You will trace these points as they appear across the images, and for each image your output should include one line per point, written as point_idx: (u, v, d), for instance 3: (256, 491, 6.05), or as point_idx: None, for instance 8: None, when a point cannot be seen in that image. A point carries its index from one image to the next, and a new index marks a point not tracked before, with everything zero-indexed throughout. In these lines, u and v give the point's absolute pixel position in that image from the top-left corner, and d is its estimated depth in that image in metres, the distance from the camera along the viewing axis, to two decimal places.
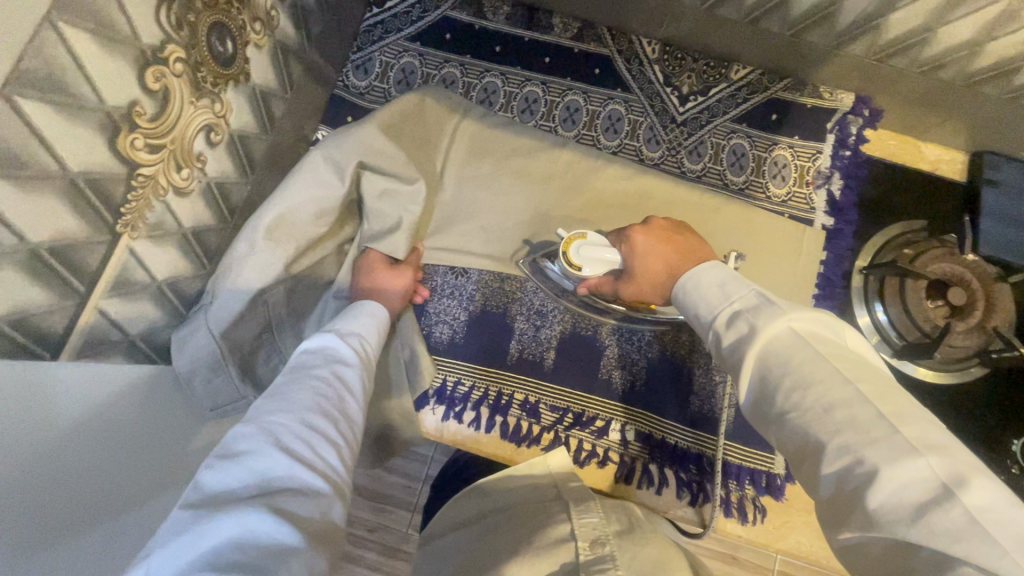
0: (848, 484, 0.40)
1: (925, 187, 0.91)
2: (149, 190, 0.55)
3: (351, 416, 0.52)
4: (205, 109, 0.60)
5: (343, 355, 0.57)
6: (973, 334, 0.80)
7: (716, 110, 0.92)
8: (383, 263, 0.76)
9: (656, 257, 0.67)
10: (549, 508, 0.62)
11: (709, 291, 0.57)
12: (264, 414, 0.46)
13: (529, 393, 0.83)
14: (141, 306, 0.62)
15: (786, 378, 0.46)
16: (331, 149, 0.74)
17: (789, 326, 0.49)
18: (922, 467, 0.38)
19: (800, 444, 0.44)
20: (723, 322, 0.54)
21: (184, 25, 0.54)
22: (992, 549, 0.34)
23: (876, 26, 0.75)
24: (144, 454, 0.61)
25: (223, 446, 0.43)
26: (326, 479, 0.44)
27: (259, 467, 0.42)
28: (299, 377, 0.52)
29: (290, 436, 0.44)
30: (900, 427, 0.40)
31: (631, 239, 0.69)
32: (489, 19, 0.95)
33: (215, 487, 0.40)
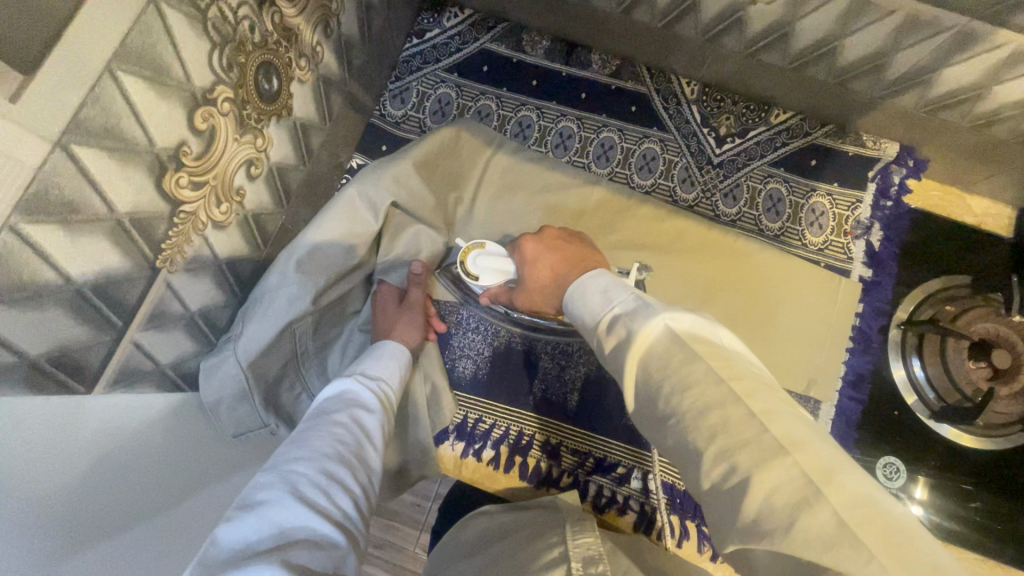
0: (726, 486, 0.36)
1: (971, 241, 0.88)
2: (189, 225, 0.56)
3: (368, 464, 0.51)
4: (248, 145, 0.60)
5: (362, 398, 0.58)
6: (1015, 401, 0.78)
7: (754, 153, 0.90)
8: (393, 300, 0.76)
9: (543, 264, 0.68)
10: (547, 534, 0.63)
11: (592, 299, 0.54)
12: (283, 463, 0.46)
13: (551, 435, 0.82)
14: (174, 336, 0.62)
15: (663, 382, 0.42)
16: (367, 185, 0.73)
17: (661, 326, 0.44)
18: (790, 467, 0.35)
19: (681, 449, 0.40)
20: (606, 326, 0.50)
21: (234, 66, 0.54)
22: (859, 553, 0.31)
23: (928, 80, 0.73)
24: (174, 481, 0.60)
25: (241, 496, 0.43)
26: (341, 530, 0.43)
27: (277, 518, 0.41)
28: (318, 424, 0.52)
29: (307, 485, 0.44)
30: (771, 427, 0.37)
31: (521, 248, 0.70)
32: (527, 52, 0.94)
33: (231, 537, 0.39)
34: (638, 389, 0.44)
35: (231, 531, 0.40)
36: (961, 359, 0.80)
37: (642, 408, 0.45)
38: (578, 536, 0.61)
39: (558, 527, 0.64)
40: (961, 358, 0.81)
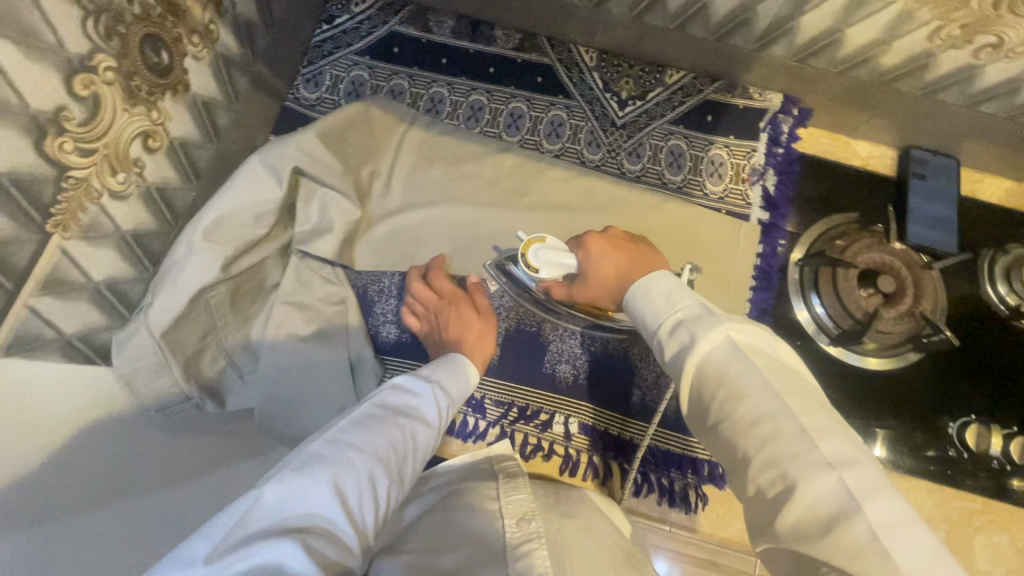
0: (770, 492, 0.42)
1: (859, 181, 0.94)
2: (81, 192, 0.58)
3: (405, 476, 0.54)
4: (140, 117, 0.63)
5: (425, 412, 0.61)
6: (903, 321, 0.84)
7: (654, 113, 0.96)
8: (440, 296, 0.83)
9: (607, 262, 0.72)
10: (477, 487, 0.67)
11: (654, 297, 0.56)
12: (343, 449, 0.50)
13: (475, 390, 0.85)
14: (76, 306, 0.63)
15: (718, 388, 0.47)
16: (270, 155, 0.75)
17: (723, 335, 0.49)
18: (832, 479, 0.40)
19: (730, 454, 0.46)
20: (667, 328, 0.53)
21: (114, 36, 0.57)
22: (890, 563, 0.36)
23: (790, 28, 0.79)
24: (100, 446, 0.62)
25: (299, 463, 0.47)
26: (359, 534, 0.46)
27: (313, 504, 0.45)
28: (382, 421, 0.56)
29: (352, 483, 0.47)
30: (819, 444, 0.42)
31: (588, 244, 0.73)
32: (435, 32, 0.99)
33: (270, 506, 0.43)
34: (696, 392, 0.49)
35: (278, 499, 0.44)
36: (850, 286, 0.86)
37: (693, 408, 0.50)
38: (512, 492, 0.65)
39: (490, 477, 0.70)
40: (851, 286, 0.86)
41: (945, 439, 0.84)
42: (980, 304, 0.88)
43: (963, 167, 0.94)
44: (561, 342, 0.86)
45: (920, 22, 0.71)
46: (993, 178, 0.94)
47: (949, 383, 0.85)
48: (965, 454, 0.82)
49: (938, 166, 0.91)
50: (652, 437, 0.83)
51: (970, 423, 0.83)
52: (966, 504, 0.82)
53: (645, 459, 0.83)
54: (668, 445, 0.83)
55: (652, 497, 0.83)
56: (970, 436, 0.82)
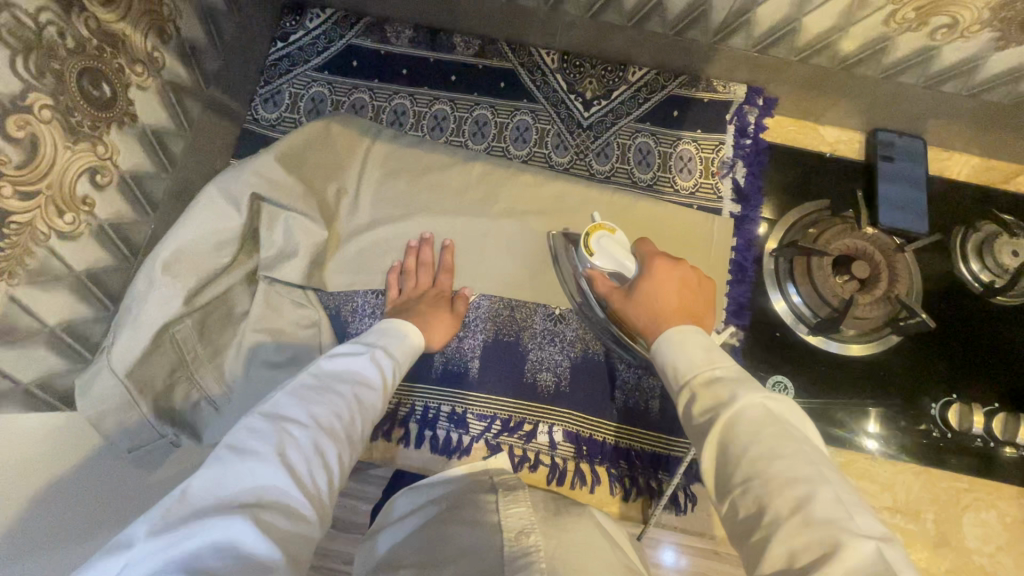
0: (800, 560, 0.40)
1: (829, 167, 0.94)
2: (25, 236, 0.56)
3: (353, 438, 0.55)
4: (85, 153, 0.61)
5: (368, 376, 0.61)
6: (880, 305, 0.84)
7: (620, 112, 0.95)
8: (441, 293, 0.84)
9: (664, 285, 0.68)
10: (478, 502, 0.67)
11: (691, 349, 0.56)
12: (282, 423, 0.50)
13: (456, 405, 0.84)
14: (32, 353, 0.61)
15: (750, 448, 0.46)
16: (227, 181, 0.73)
17: (760, 404, 0.49)
18: (866, 548, 0.39)
19: (758, 514, 0.44)
20: (702, 384, 0.53)
21: (47, 73, 0.55)
22: None
23: (747, 20, 0.79)
24: (82, 492, 0.64)
25: (237, 441, 0.48)
26: (312, 500, 0.47)
27: (259, 476, 0.46)
28: (322, 391, 0.56)
29: (295, 452, 0.48)
30: (854, 516, 0.42)
31: (654, 262, 0.71)
32: (393, 43, 0.97)
33: (213, 483, 0.44)
34: (722, 452, 0.48)
35: (218, 477, 0.45)
36: (825, 275, 0.85)
37: (715, 470, 0.49)
38: (512, 505, 0.65)
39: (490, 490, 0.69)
40: (826, 275, 0.85)
41: (928, 421, 0.84)
42: (952, 282, 0.88)
43: (930, 147, 0.94)
44: (540, 350, 0.85)
45: (874, 7, 0.71)
46: (961, 156, 0.94)
47: (926, 363, 0.86)
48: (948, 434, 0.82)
49: (906, 147, 0.91)
50: (637, 440, 0.83)
51: (952, 403, 0.83)
52: (954, 484, 0.83)
53: (633, 463, 0.82)
54: (653, 446, 0.82)
55: (642, 500, 0.82)
56: (953, 415, 0.82)
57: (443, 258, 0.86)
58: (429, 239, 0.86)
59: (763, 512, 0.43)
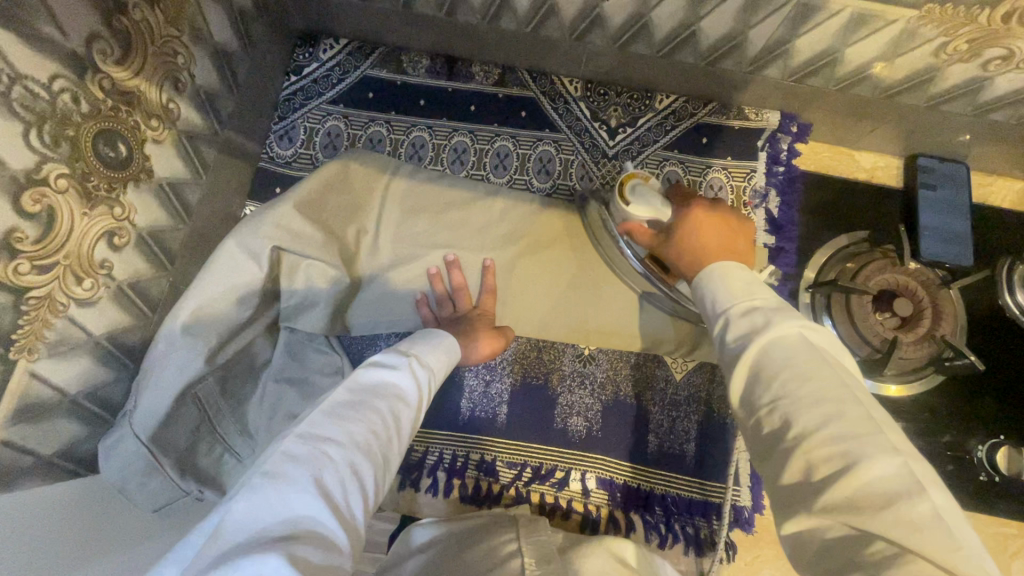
0: (818, 473, 0.38)
1: (867, 195, 0.90)
2: (44, 311, 0.54)
3: (391, 459, 0.52)
4: (103, 217, 0.59)
5: (404, 391, 0.58)
6: (924, 344, 0.80)
7: (646, 140, 0.91)
8: (487, 323, 0.80)
9: (708, 231, 0.63)
10: (493, 530, 0.68)
11: (734, 280, 0.53)
12: (318, 442, 0.47)
13: (485, 452, 0.82)
14: (53, 423, 0.60)
15: (782, 369, 0.43)
16: (245, 235, 0.71)
17: (797, 331, 0.46)
18: (894, 463, 0.37)
19: (777, 435, 0.41)
20: (739, 312, 0.49)
21: (62, 141, 0.52)
22: (947, 541, 0.33)
23: (785, 51, 0.75)
24: (110, 543, 0.62)
25: (272, 465, 0.44)
26: (348, 533, 0.44)
27: (295, 507, 0.42)
28: (360, 405, 0.53)
29: (332, 477, 0.45)
30: (885, 430, 0.39)
31: (693, 210, 0.65)
32: (409, 73, 0.94)
33: (246, 515, 0.41)
34: (753, 374, 0.45)
35: (252, 508, 0.41)
36: (866, 312, 0.82)
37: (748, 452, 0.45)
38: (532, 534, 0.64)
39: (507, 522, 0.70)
40: (866, 312, 0.82)
41: (972, 461, 0.81)
42: (997, 313, 0.84)
43: (973, 172, 0.90)
44: (571, 394, 0.83)
45: (925, 39, 0.67)
46: (1005, 181, 0.89)
47: (970, 400, 0.82)
48: (998, 477, 0.79)
49: (948, 172, 0.87)
50: (674, 486, 0.80)
51: (1000, 445, 0.79)
52: (1000, 529, 0.80)
53: (668, 509, 0.79)
54: (689, 492, 0.80)
55: (677, 547, 0.79)
56: (1001, 458, 0.78)
57: (485, 280, 0.83)
58: (456, 261, 0.83)
59: (789, 426, 0.41)
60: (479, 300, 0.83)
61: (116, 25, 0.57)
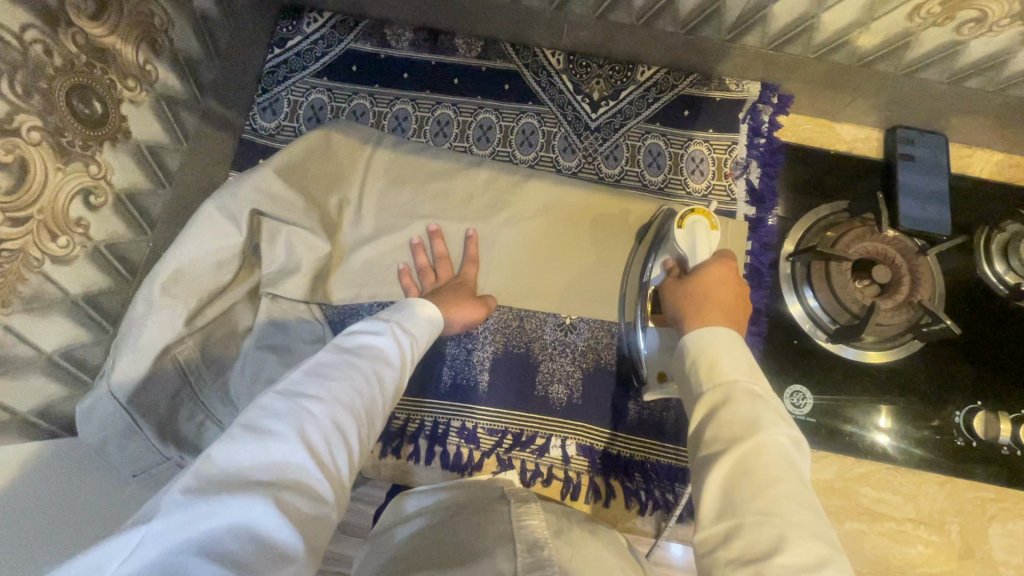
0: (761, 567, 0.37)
1: (848, 166, 0.90)
2: (18, 264, 0.54)
3: (375, 416, 0.52)
4: (78, 174, 0.59)
5: (388, 352, 0.57)
6: (902, 311, 0.80)
7: (629, 112, 0.92)
8: (470, 294, 0.79)
9: (722, 294, 0.61)
10: (484, 510, 0.64)
11: (734, 358, 0.49)
12: (298, 399, 0.47)
13: (467, 419, 0.82)
14: (29, 381, 0.60)
15: (750, 480, 0.42)
16: (225, 198, 0.71)
17: (783, 437, 0.44)
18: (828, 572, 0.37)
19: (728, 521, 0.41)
20: (743, 391, 0.47)
21: (34, 92, 0.52)
22: None
23: (762, 17, 0.76)
24: (86, 509, 0.63)
25: (252, 418, 0.44)
26: (331, 483, 0.44)
27: (276, 455, 0.42)
28: (341, 365, 0.52)
29: (314, 429, 0.45)
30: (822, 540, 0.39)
31: (721, 273, 0.63)
32: (393, 46, 0.94)
33: (226, 462, 0.41)
34: (735, 481, 0.42)
35: (230, 456, 0.41)
36: (845, 280, 0.82)
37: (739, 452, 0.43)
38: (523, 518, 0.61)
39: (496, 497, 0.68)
40: (845, 280, 0.82)
41: (952, 428, 0.81)
42: (975, 283, 0.85)
43: (952, 144, 0.91)
44: (554, 362, 0.83)
45: (898, 2, 0.67)
46: (984, 153, 0.90)
47: (948, 368, 0.83)
48: (974, 442, 0.80)
49: (927, 144, 0.88)
50: (654, 452, 0.80)
51: (977, 411, 0.80)
52: (978, 494, 0.80)
53: (648, 476, 0.79)
54: (668, 458, 0.80)
55: (658, 514, 0.79)
56: (978, 423, 0.80)
57: (467, 250, 0.84)
58: (439, 231, 0.84)
59: (773, 550, 0.38)
60: (460, 269, 0.83)
61: None
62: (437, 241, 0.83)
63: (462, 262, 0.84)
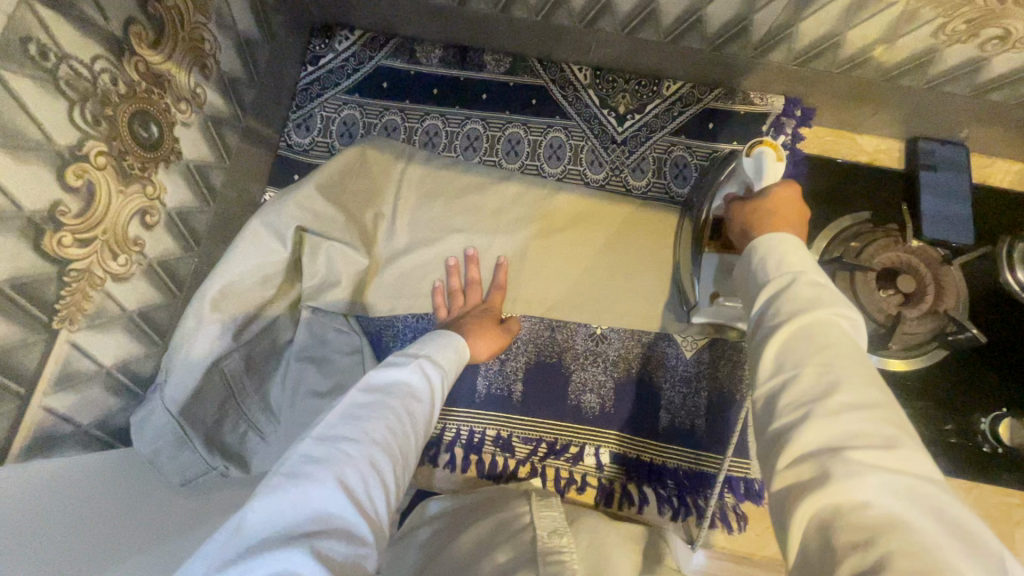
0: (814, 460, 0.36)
1: (871, 176, 0.92)
2: (84, 283, 0.56)
3: (408, 453, 0.53)
4: (137, 196, 0.61)
5: (416, 389, 0.59)
6: (930, 319, 0.83)
7: (654, 126, 0.93)
8: (493, 321, 0.82)
9: (785, 212, 0.56)
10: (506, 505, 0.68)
11: (784, 267, 0.48)
12: (334, 443, 0.48)
13: (501, 428, 0.84)
14: (90, 394, 0.62)
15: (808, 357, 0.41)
16: (270, 216, 0.74)
17: (844, 319, 0.43)
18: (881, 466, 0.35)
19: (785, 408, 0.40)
20: (807, 280, 0.46)
21: (101, 120, 0.55)
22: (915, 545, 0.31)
23: (789, 34, 0.78)
24: (145, 515, 0.63)
25: (293, 465, 0.46)
26: (370, 525, 0.45)
27: (317, 502, 0.44)
28: (373, 404, 0.54)
29: (352, 472, 0.46)
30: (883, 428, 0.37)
31: (781, 192, 0.58)
32: (423, 63, 0.96)
33: (270, 513, 0.43)
34: (790, 343, 0.42)
35: (275, 506, 0.43)
36: (870, 287, 0.83)
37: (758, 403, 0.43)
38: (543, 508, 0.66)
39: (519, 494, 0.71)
40: (870, 287, 0.83)
41: (976, 436, 0.83)
42: (998, 291, 0.86)
43: (973, 154, 0.93)
44: (585, 372, 0.85)
45: (924, 20, 0.69)
46: (1005, 163, 0.92)
47: (974, 376, 0.84)
48: (1000, 449, 0.81)
49: (949, 156, 0.89)
50: (685, 459, 0.82)
51: (1002, 417, 0.81)
52: (1004, 499, 0.82)
53: (680, 482, 0.81)
54: (700, 466, 0.82)
55: (689, 520, 0.80)
56: (1003, 431, 0.81)
57: (496, 277, 0.85)
58: (475, 256, 0.86)
59: (823, 396, 0.38)
60: (487, 295, 0.85)
61: (150, 11, 0.60)
62: (471, 268, 0.85)
63: (490, 288, 0.86)
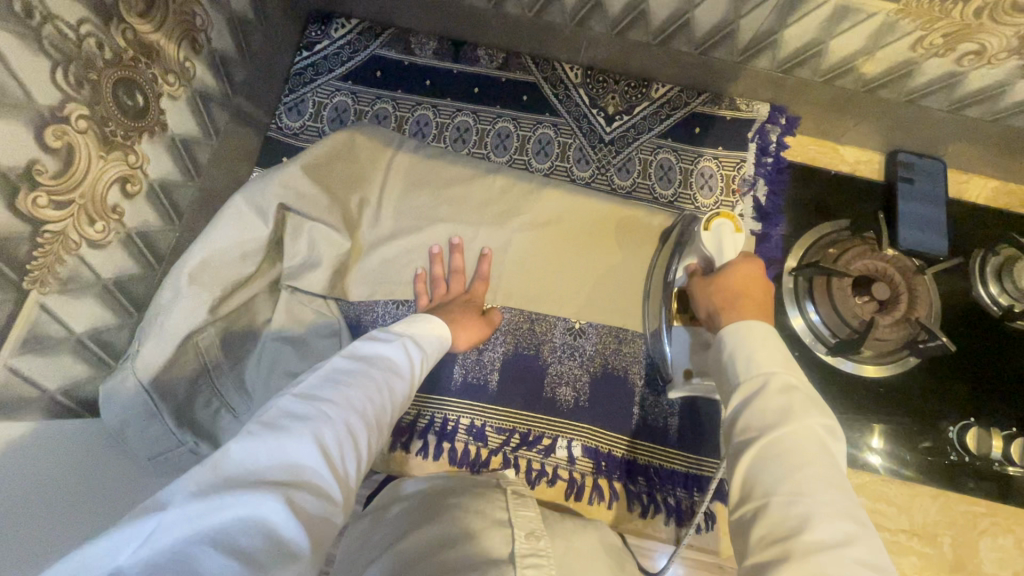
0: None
1: (852, 187, 0.94)
2: (57, 246, 0.56)
3: (382, 425, 0.53)
4: (117, 162, 0.61)
5: (397, 365, 0.59)
6: (899, 328, 0.82)
7: (642, 127, 0.95)
8: (474, 312, 0.82)
9: (750, 289, 0.62)
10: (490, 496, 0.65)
11: (765, 356, 0.51)
12: (315, 403, 0.48)
13: (475, 418, 0.84)
14: (60, 359, 0.62)
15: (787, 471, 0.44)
16: (253, 193, 0.74)
17: (819, 428, 0.46)
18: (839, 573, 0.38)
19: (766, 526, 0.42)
20: (780, 382, 0.49)
21: (84, 83, 0.55)
22: None
23: (774, 41, 0.79)
24: (94, 498, 0.62)
25: (272, 416, 0.46)
26: (340, 486, 0.45)
27: (292, 453, 0.43)
28: (355, 372, 0.54)
29: (330, 431, 0.46)
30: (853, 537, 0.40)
31: (747, 266, 0.64)
32: (417, 54, 0.98)
33: (244, 456, 0.42)
34: (769, 460, 0.45)
35: (250, 450, 0.42)
36: (845, 295, 0.84)
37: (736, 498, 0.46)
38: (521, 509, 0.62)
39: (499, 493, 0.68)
40: (845, 295, 0.84)
41: (946, 444, 0.84)
42: (970, 305, 0.88)
43: (950, 170, 0.95)
44: (563, 366, 0.86)
45: (903, 33, 0.71)
46: (982, 180, 0.94)
47: (943, 384, 0.86)
48: (966, 457, 0.82)
49: (927, 168, 0.91)
50: (656, 456, 0.82)
51: (970, 426, 0.83)
52: (970, 508, 0.82)
53: (651, 479, 0.81)
54: (674, 464, 0.82)
55: (659, 518, 0.81)
56: (971, 439, 0.82)
57: (480, 267, 0.86)
58: (461, 245, 0.86)
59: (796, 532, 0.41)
60: (470, 285, 0.86)
61: None
62: (455, 257, 0.86)
63: (474, 279, 0.86)
